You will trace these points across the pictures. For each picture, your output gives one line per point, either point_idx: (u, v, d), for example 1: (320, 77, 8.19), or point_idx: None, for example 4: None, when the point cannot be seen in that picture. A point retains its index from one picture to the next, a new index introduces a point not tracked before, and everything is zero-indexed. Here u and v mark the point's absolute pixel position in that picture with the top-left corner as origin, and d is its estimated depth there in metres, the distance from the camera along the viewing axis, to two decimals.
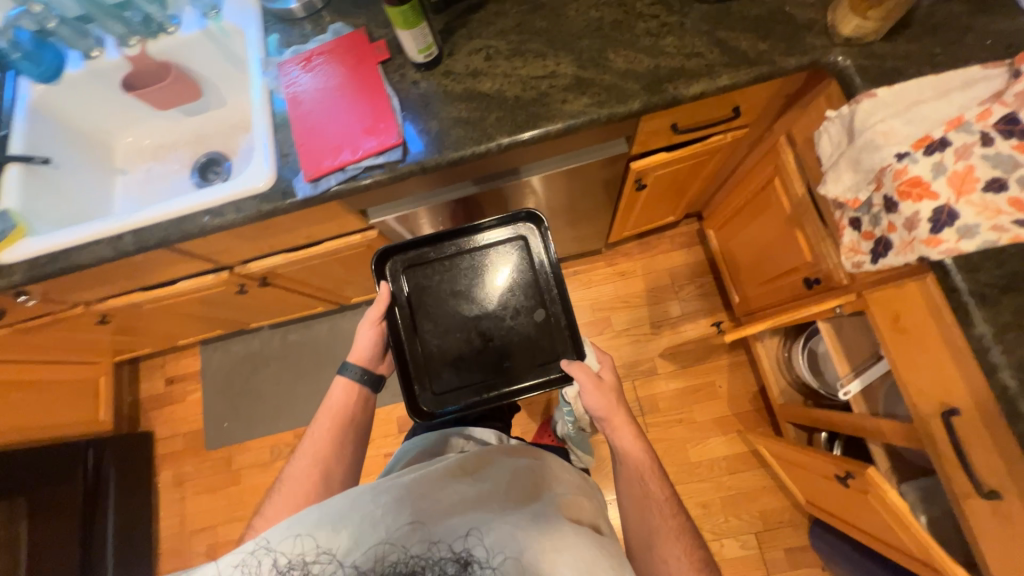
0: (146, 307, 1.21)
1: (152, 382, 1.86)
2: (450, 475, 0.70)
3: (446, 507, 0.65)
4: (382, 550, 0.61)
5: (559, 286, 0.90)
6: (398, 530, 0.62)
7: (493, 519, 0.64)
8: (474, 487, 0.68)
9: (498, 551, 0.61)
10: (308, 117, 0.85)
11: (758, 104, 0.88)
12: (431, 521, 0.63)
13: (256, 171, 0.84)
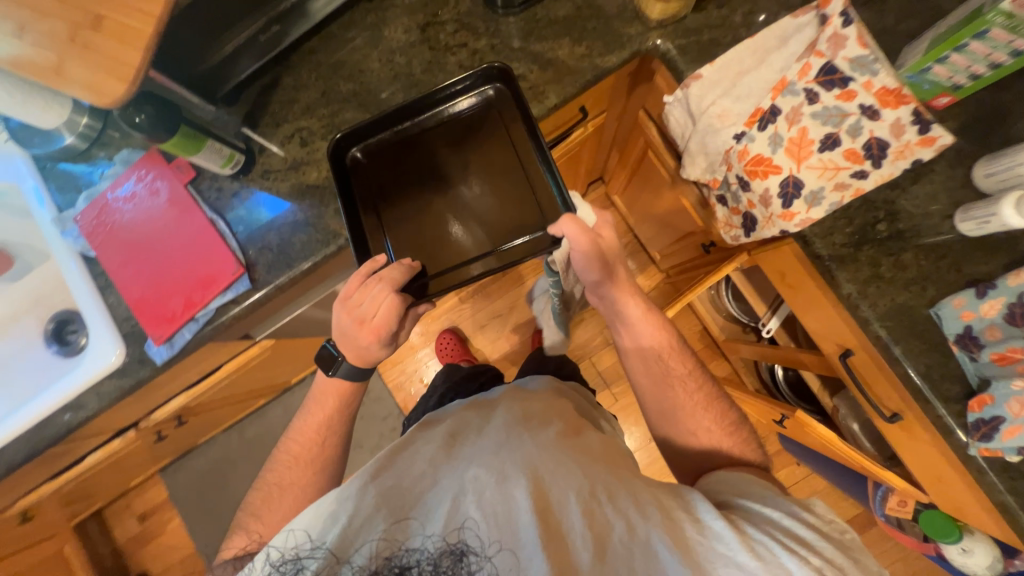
0: (66, 488, 1.12)
1: (125, 526, 1.77)
2: (452, 441, 0.60)
3: (436, 486, 0.54)
4: (375, 545, 0.50)
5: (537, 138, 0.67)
6: (388, 521, 0.52)
7: (491, 481, 0.53)
8: (478, 451, 0.57)
9: (496, 542, 0.49)
10: (132, 269, 0.74)
11: (601, 97, 0.84)
12: (421, 507, 0.53)
13: (97, 350, 0.74)
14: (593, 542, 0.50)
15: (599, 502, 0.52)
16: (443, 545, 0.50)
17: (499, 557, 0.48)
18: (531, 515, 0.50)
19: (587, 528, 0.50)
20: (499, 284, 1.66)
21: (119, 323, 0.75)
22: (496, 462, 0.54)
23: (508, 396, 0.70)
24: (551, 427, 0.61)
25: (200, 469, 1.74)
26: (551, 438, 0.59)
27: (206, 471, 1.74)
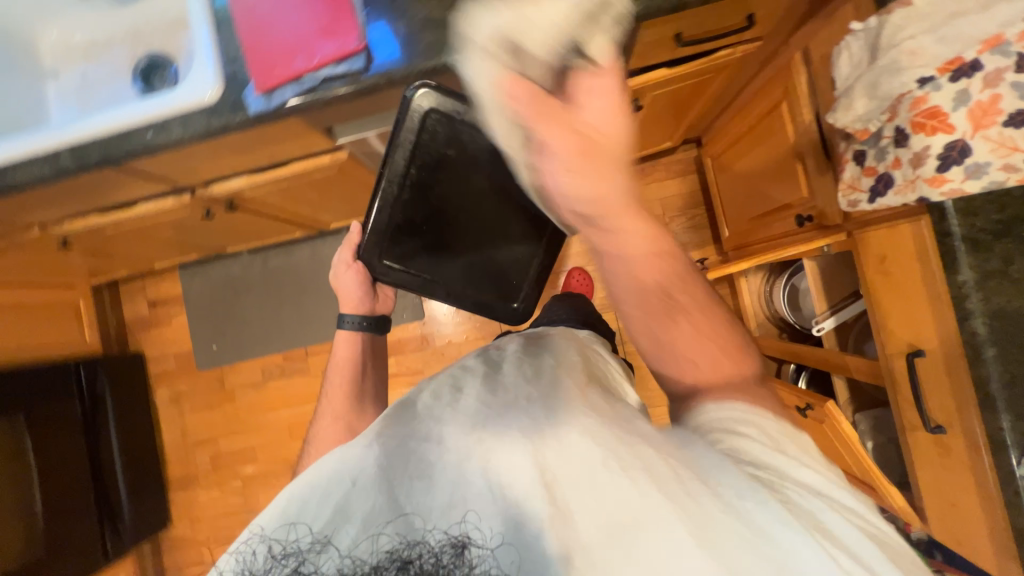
0: (109, 231, 1.15)
1: (134, 306, 1.85)
2: (454, 417, 0.57)
3: (438, 465, 0.51)
4: (376, 536, 0.47)
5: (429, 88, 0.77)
6: (386, 506, 0.49)
7: (496, 455, 0.50)
8: (474, 430, 0.54)
9: (502, 530, 0.47)
10: (253, 12, 0.72)
11: (774, 11, 0.77)
12: (419, 484, 0.50)
13: (198, 81, 0.73)
14: (614, 529, 0.45)
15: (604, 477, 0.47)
16: (444, 536, 0.47)
17: (505, 541, 0.46)
18: (540, 493, 0.47)
19: (606, 513, 0.46)
20: None
21: (223, 62, 0.74)
22: (500, 440, 0.52)
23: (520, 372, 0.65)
24: (563, 396, 0.58)
25: (217, 280, 1.79)
26: (559, 407, 0.55)
27: (221, 284, 1.79)
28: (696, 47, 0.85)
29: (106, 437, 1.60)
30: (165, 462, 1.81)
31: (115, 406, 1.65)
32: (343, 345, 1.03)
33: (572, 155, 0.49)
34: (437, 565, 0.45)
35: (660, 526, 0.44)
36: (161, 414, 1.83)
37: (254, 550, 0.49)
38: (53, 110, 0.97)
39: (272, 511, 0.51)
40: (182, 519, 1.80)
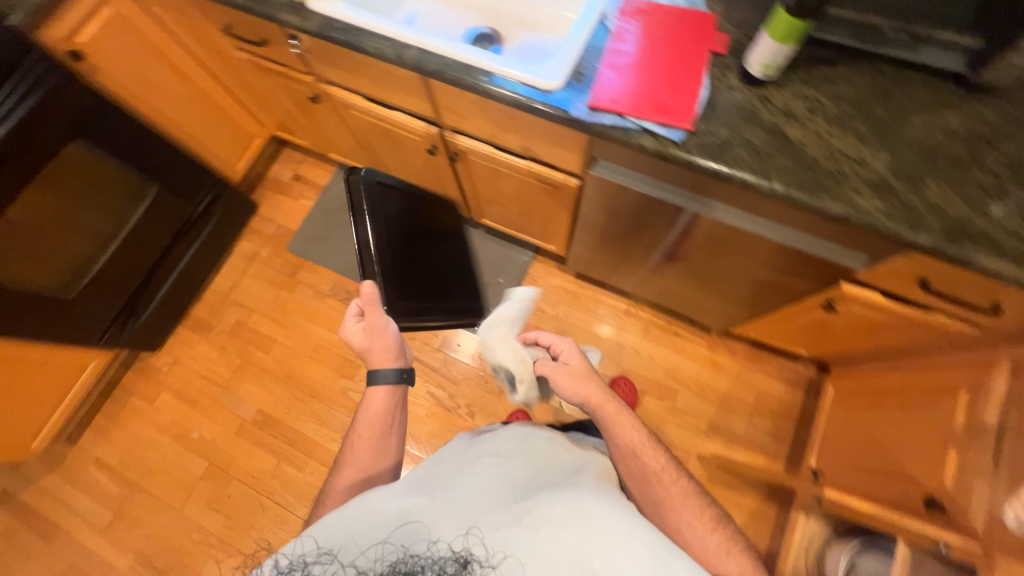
0: (350, 112, 1.30)
1: (282, 169, 2.00)
2: (467, 468, 0.75)
3: (451, 500, 0.68)
4: (382, 549, 0.62)
5: None
6: (400, 527, 0.64)
7: (521, 511, 0.65)
8: (466, 483, 0.72)
9: (498, 550, 0.61)
10: (626, 56, 0.86)
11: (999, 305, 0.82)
12: (427, 509, 0.66)
13: (550, 68, 0.85)
14: (567, 570, 0.58)
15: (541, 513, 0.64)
16: (449, 552, 0.61)
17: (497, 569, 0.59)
18: (550, 540, 0.61)
19: (559, 553, 0.60)
20: (663, 333, 1.66)
21: (572, 66, 0.86)
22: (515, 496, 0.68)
23: (543, 438, 0.82)
24: (543, 473, 0.74)
25: None
26: (532, 480, 0.72)
27: None
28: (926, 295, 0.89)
29: (185, 246, 1.67)
30: (199, 298, 1.84)
31: (210, 230, 1.74)
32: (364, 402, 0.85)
33: (577, 392, 0.87)
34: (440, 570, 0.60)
35: None
36: (229, 261, 1.89)
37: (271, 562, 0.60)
38: (400, 14, 1.16)
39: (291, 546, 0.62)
40: (166, 355, 1.78)
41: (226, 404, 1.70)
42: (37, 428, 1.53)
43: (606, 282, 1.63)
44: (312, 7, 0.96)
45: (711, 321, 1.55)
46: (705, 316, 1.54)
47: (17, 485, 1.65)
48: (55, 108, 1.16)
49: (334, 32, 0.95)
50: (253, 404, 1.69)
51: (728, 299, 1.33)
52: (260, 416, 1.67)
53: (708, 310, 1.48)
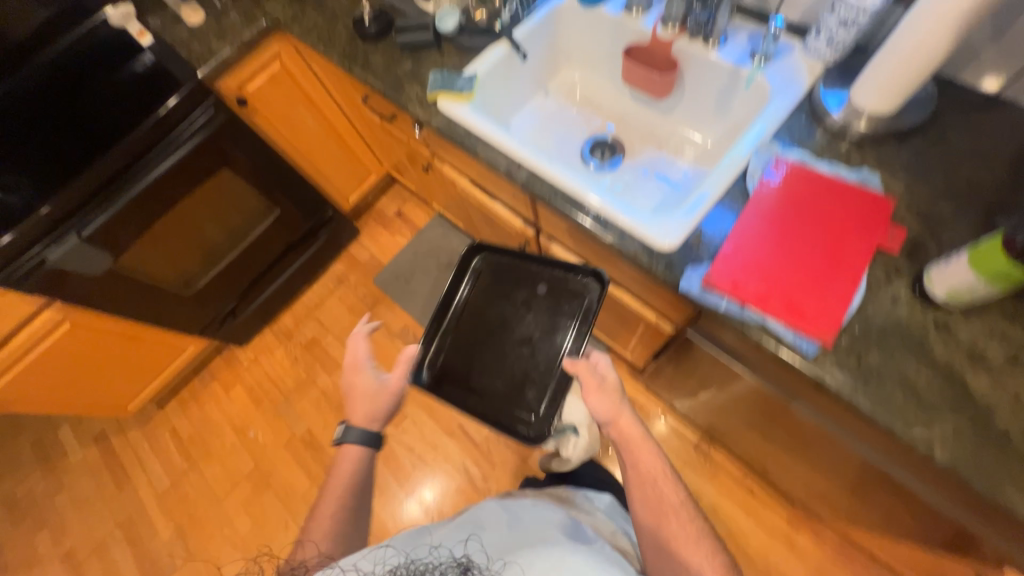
0: (455, 188, 1.31)
1: (389, 203, 2.11)
2: (460, 519, 0.81)
3: (449, 535, 0.76)
4: (391, 556, 0.68)
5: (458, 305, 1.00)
6: (410, 544, 0.72)
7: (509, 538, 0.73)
8: (464, 529, 0.76)
9: (495, 560, 0.67)
10: (762, 228, 0.72)
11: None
12: (428, 538, 0.75)
13: (665, 225, 0.75)
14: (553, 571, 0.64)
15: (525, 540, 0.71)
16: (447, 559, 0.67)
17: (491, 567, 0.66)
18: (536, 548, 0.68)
19: (544, 557, 0.66)
20: (733, 486, 1.43)
21: (694, 227, 0.75)
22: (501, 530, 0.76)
23: (528, 506, 0.85)
24: (529, 520, 0.79)
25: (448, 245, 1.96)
26: (515, 522, 0.78)
27: (447, 250, 1.95)
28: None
29: (289, 261, 1.83)
30: (289, 307, 2.00)
31: (313, 250, 1.89)
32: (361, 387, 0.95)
33: (605, 406, 0.84)
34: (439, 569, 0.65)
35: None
36: (322, 278, 2.03)
37: None
38: (525, 110, 1.14)
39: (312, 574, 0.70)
40: (250, 352, 1.94)
41: (284, 414, 1.81)
42: (137, 392, 1.76)
43: (680, 409, 1.44)
44: (439, 107, 0.96)
45: (798, 496, 1.29)
46: (791, 489, 1.29)
47: (112, 429, 1.91)
48: (217, 148, 1.33)
49: (454, 135, 0.95)
50: (305, 422, 1.78)
51: (828, 492, 1.09)
52: (307, 435, 1.75)
53: (798, 487, 1.23)
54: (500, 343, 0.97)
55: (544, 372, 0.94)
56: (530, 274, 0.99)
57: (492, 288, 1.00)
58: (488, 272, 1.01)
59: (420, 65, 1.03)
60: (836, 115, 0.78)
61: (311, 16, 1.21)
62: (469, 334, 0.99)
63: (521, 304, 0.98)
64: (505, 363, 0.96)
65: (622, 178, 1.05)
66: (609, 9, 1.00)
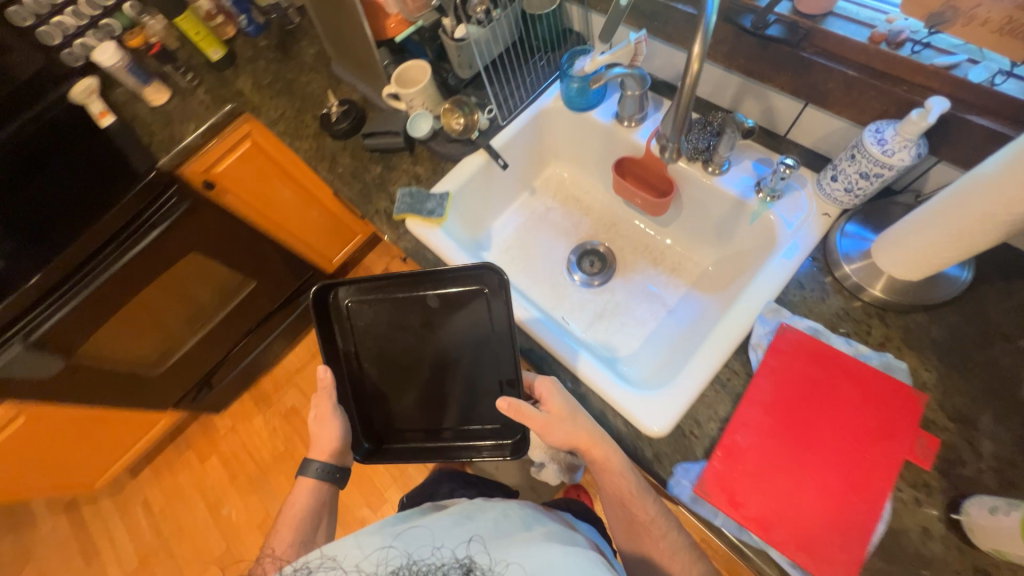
0: None
1: (376, 261, 2.03)
2: (446, 508, 0.72)
3: (445, 522, 0.66)
4: (387, 553, 0.59)
5: (356, 324, 0.79)
6: (404, 539, 0.62)
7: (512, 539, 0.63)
8: (470, 519, 0.67)
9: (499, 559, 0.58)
10: (766, 421, 0.61)
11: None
12: (422, 529, 0.64)
13: (652, 406, 0.66)
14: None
15: (535, 541, 0.62)
16: (450, 559, 0.59)
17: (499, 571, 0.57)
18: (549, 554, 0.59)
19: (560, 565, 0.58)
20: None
21: (687, 410, 0.65)
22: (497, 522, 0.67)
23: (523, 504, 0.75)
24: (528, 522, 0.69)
25: None
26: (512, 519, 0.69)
27: None
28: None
29: (268, 329, 1.74)
30: (270, 371, 1.91)
31: (295, 316, 1.81)
32: (327, 430, 0.76)
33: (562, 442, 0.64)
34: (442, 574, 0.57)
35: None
36: (305, 341, 1.94)
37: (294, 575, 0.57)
38: (506, 212, 1.04)
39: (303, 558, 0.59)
40: (228, 418, 1.86)
41: (261, 490, 1.72)
42: (107, 467, 1.67)
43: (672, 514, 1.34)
44: (407, 230, 0.86)
45: None
46: None
47: (84, 500, 1.82)
48: (180, 234, 1.21)
49: (423, 263, 0.85)
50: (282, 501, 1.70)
51: None
52: None
53: None
54: (423, 376, 0.80)
55: (477, 377, 0.78)
56: (419, 289, 0.78)
57: (383, 327, 0.79)
58: (369, 311, 0.79)
59: (390, 172, 0.93)
60: (852, 266, 0.68)
61: (280, 102, 1.12)
62: (382, 386, 0.81)
63: (421, 327, 0.79)
64: (432, 391, 0.80)
65: (610, 298, 0.95)
66: (599, 116, 0.90)
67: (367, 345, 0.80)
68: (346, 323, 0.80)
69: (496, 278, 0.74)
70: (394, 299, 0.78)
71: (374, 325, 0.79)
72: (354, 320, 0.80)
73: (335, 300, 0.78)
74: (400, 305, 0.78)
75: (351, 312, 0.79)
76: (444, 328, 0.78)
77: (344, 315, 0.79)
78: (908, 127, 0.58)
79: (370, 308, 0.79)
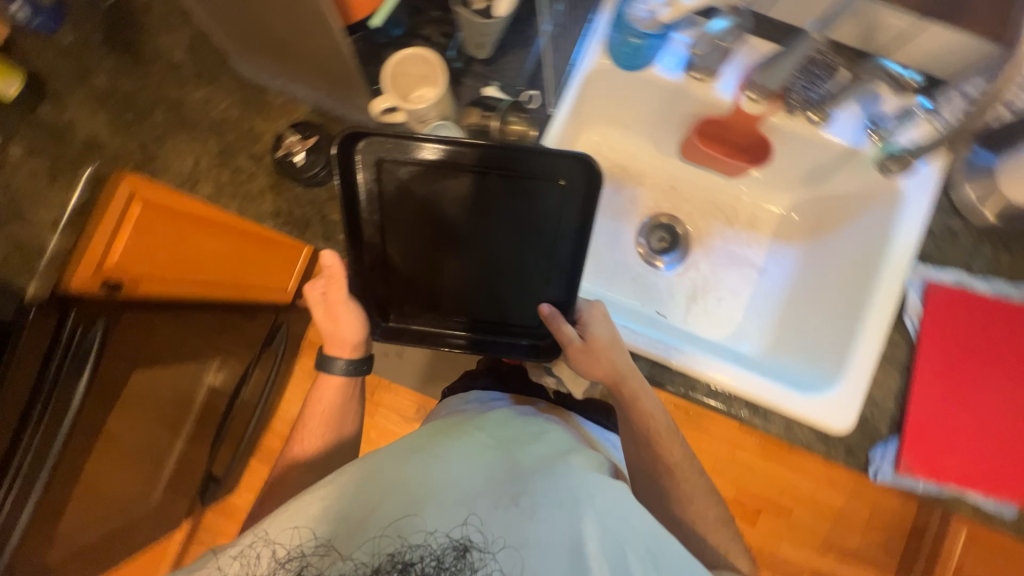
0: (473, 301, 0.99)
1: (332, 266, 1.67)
2: (434, 439, 0.59)
3: (428, 479, 0.51)
4: (380, 540, 0.46)
5: (380, 190, 0.64)
6: (391, 516, 0.47)
7: (536, 503, 0.49)
8: (460, 466, 0.53)
9: (499, 537, 0.47)
10: (939, 384, 0.64)
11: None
12: (399, 497, 0.49)
13: (832, 409, 0.65)
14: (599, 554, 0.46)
15: (535, 490, 0.50)
16: (446, 539, 0.47)
17: (506, 546, 0.46)
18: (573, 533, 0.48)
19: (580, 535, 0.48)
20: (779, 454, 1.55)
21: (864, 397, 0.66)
22: (487, 464, 0.54)
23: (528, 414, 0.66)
24: (530, 446, 0.58)
25: None
26: (521, 456, 0.56)
27: None
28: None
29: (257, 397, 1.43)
30: (269, 427, 1.65)
31: (276, 368, 1.47)
32: (344, 327, 0.68)
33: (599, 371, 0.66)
34: (437, 563, 0.45)
35: (663, 545, 0.49)
36: (293, 383, 1.66)
37: (258, 553, 0.46)
38: None
39: (256, 528, 0.48)
40: (246, 493, 1.63)
41: None
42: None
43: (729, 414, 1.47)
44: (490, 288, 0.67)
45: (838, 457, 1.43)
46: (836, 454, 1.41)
47: None
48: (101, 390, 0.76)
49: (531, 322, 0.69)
50: None
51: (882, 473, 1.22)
52: None
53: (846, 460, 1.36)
54: (457, 275, 0.67)
55: (522, 278, 0.68)
56: (468, 160, 0.63)
57: (420, 197, 0.64)
58: (408, 171, 0.64)
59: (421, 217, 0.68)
60: (972, 186, 0.68)
61: (176, 140, 0.73)
62: (409, 269, 0.67)
63: (467, 215, 0.65)
64: (473, 285, 0.68)
65: (697, 276, 0.86)
66: (664, 70, 0.70)
67: (409, 224, 0.65)
68: (368, 178, 0.63)
69: (585, 168, 0.63)
70: (448, 155, 0.62)
71: (412, 196, 0.64)
72: (379, 185, 0.64)
73: (365, 149, 0.62)
74: (449, 177, 0.64)
75: (377, 171, 0.63)
76: (493, 213, 0.66)
77: (374, 169, 0.63)
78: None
79: (406, 175, 0.64)
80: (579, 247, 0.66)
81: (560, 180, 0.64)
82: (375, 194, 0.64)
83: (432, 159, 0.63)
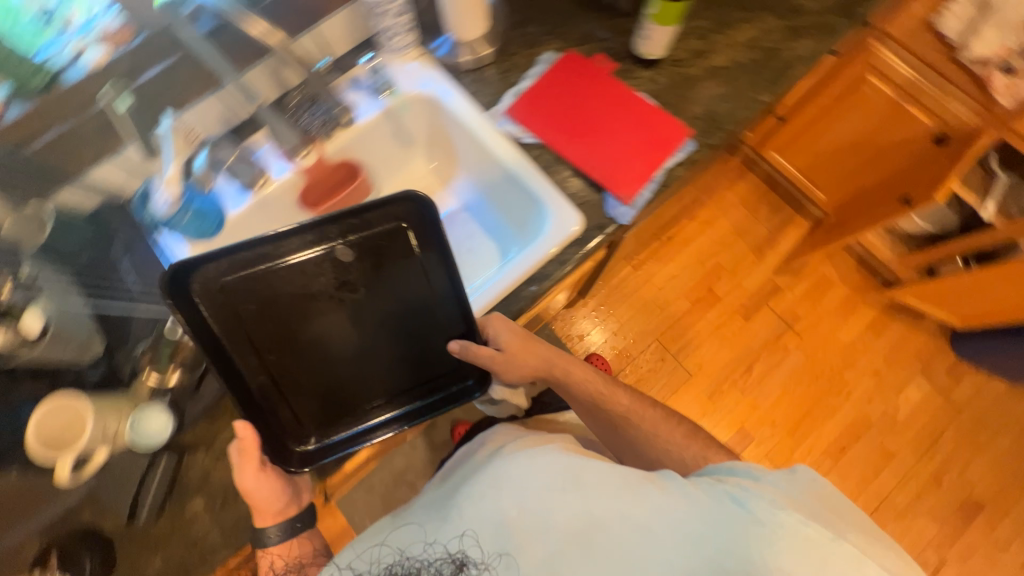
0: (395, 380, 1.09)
1: None
2: (435, 506, 0.64)
3: (426, 510, 0.64)
4: (376, 553, 0.62)
5: (203, 303, 0.62)
6: (392, 535, 0.63)
7: (504, 476, 0.62)
8: (482, 500, 0.61)
9: (494, 550, 0.58)
10: None
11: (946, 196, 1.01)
12: (402, 528, 0.63)
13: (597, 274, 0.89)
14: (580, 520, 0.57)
15: (500, 480, 0.61)
16: (443, 554, 0.59)
17: (501, 557, 0.57)
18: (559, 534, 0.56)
19: (562, 512, 0.58)
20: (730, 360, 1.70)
21: None
22: (487, 480, 0.62)
23: (512, 445, 0.68)
24: (539, 477, 0.61)
25: None
26: (521, 479, 0.61)
27: None
28: (879, 88, 1.10)
29: None
30: None
31: None
32: (258, 497, 0.64)
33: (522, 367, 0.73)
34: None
35: (670, 530, 0.55)
36: None
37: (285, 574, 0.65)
38: None
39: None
40: None
41: None
42: None
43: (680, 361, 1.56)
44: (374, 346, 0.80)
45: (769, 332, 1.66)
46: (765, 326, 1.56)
47: None
48: None
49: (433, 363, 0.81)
50: None
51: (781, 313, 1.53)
52: None
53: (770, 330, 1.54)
54: (341, 352, 0.67)
55: (434, 317, 0.69)
56: (334, 233, 0.65)
57: (273, 299, 0.65)
58: (230, 280, 0.64)
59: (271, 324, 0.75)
60: None
61: None
62: (293, 353, 0.66)
63: (341, 294, 0.66)
64: (367, 341, 0.67)
65: None
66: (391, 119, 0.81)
67: (263, 321, 0.65)
68: (190, 289, 0.62)
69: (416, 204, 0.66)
70: (315, 254, 0.65)
71: (240, 292, 0.64)
72: (202, 296, 0.62)
73: (168, 283, 0.59)
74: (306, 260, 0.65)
75: (200, 277, 0.62)
76: (384, 270, 0.67)
77: (209, 293, 0.62)
78: (653, 46, 0.73)
79: (258, 274, 0.64)
80: (451, 269, 0.67)
81: (403, 225, 0.67)
82: (203, 299, 0.62)
83: (257, 252, 0.63)
